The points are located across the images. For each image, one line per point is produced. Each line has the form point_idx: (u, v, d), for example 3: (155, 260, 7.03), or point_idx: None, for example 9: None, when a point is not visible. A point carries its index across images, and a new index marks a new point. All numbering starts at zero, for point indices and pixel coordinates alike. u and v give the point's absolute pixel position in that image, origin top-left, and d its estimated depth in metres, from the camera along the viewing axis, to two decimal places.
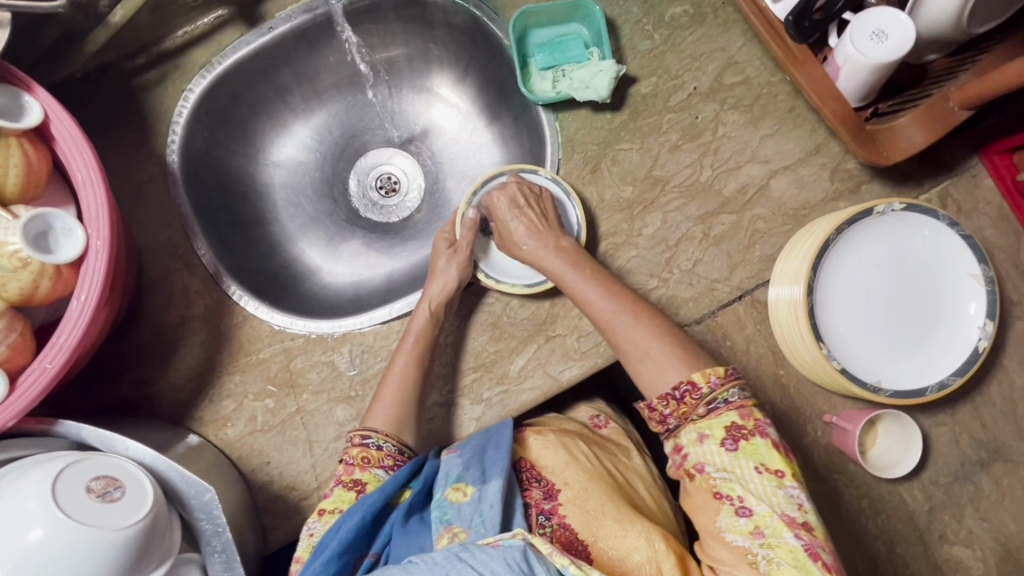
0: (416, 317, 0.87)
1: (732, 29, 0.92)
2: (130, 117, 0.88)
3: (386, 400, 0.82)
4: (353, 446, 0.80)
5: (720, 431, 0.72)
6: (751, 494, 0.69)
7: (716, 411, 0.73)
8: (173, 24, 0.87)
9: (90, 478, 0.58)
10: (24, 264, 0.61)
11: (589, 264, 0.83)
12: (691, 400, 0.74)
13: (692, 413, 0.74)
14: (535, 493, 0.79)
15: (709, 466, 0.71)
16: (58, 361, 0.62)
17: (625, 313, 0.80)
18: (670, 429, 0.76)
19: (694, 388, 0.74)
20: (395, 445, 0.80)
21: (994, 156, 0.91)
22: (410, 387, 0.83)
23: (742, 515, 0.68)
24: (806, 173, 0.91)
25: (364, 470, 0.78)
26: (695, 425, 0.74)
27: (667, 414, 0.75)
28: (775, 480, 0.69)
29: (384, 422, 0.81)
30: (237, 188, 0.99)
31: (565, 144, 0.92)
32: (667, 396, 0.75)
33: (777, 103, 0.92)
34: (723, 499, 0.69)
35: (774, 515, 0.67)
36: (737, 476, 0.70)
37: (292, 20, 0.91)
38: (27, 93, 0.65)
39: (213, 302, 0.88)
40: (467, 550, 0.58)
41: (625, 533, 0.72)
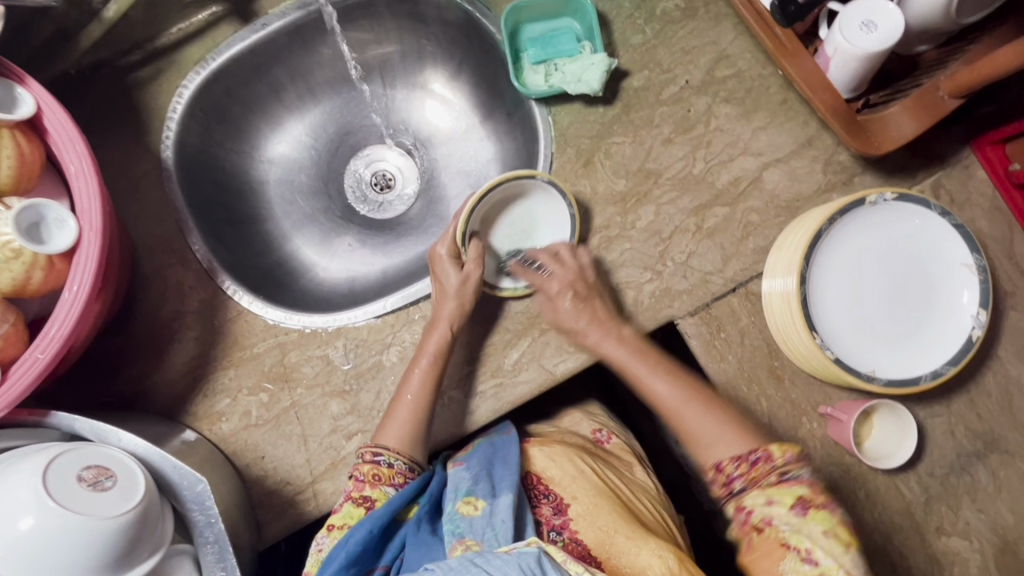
0: (432, 334, 0.85)
1: (723, 23, 0.93)
2: (125, 113, 0.88)
3: (399, 419, 0.81)
4: (364, 463, 0.79)
5: (790, 495, 0.71)
6: (820, 547, 0.68)
7: (788, 482, 0.73)
8: (167, 20, 0.88)
9: (81, 468, 0.58)
10: (16, 254, 0.61)
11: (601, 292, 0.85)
12: (764, 467, 0.74)
13: (761, 480, 0.74)
14: (544, 510, 0.80)
15: (776, 521, 0.70)
16: (49, 351, 0.62)
17: (692, 402, 0.80)
18: (734, 492, 0.76)
19: (769, 456, 0.74)
20: (406, 463, 0.80)
21: (986, 147, 0.91)
22: (425, 396, 0.83)
23: (807, 563, 0.67)
24: (799, 165, 0.91)
25: (374, 486, 0.78)
26: (763, 491, 0.73)
27: (734, 476, 0.75)
28: (843, 546, 0.68)
29: (397, 438, 0.80)
30: (232, 185, 0.99)
31: (558, 138, 0.92)
32: (738, 458, 0.76)
33: (769, 95, 0.92)
34: (790, 548, 0.68)
35: (839, 569, 0.66)
36: (805, 532, 0.69)
37: (286, 16, 0.91)
38: (19, 84, 0.65)
39: (207, 298, 0.88)
40: (482, 556, 0.60)
41: (638, 550, 0.72)
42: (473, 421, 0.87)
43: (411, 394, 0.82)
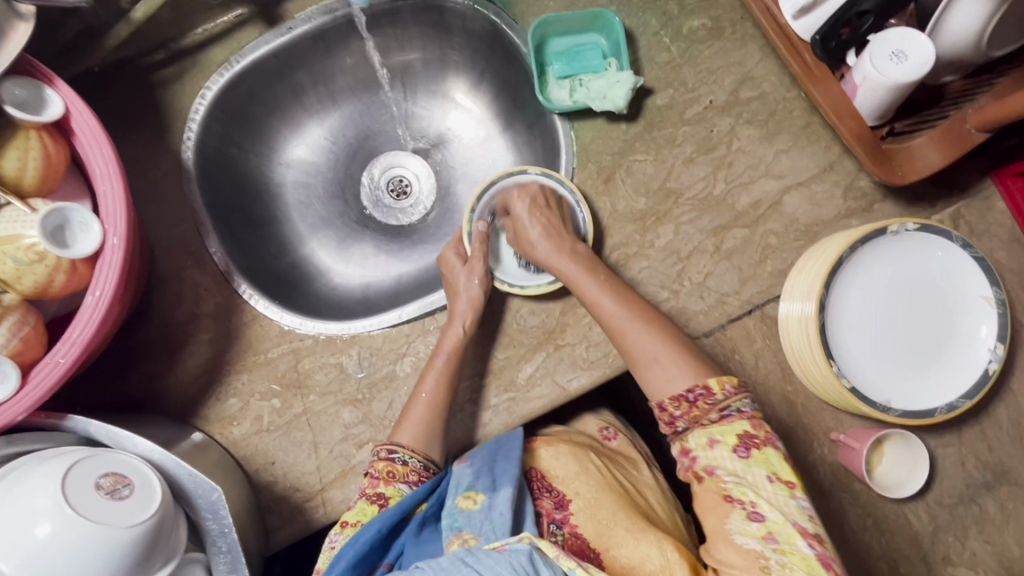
0: (447, 335, 0.85)
1: (750, 44, 0.93)
2: (148, 113, 0.88)
3: (415, 419, 0.81)
4: (380, 460, 0.80)
5: (733, 435, 0.73)
6: (763, 500, 0.70)
7: (728, 418, 0.75)
8: (193, 21, 0.87)
9: (100, 475, 0.57)
10: (40, 258, 0.61)
11: (602, 271, 0.84)
12: (704, 404, 0.76)
13: (703, 418, 0.76)
14: (546, 503, 0.80)
15: (720, 469, 0.73)
16: (70, 356, 0.62)
17: (635, 319, 0.80)
18: (678, 431, 0.78)
19: (708, 393, 0.75)
20: (421, 461, 0.80)
21: (1006, 178, 0.91)
22: (441, 392, 0.82)
23: (754, 520, 0.69)
24: (820, 190, 0.91)
25: (389, 484, 0.78)
26: (705, 429, 0.75)
27: (677, 416, 0.77)
28: (786, 489, 0.71)
29: (410, 437, 0.80)
30: (250, 186, 0.99)
31: (579, 153, 0.92)
32: (678, 397, 0.76)
33: (792, 119, 0.92)
34: (734, 502, 0.70)
35: (785, 522, 0.68)
36: (749, 481, 0.71)
37: (312, 20, 0.91)
38: (48, 86, 0.64)
39: (223, 301, 0.88)
40: (473, 555, 0.61)
41: (637, 542, 0.73)
42: (484, 434, 0.88)
43: (429, 403, 0.82)
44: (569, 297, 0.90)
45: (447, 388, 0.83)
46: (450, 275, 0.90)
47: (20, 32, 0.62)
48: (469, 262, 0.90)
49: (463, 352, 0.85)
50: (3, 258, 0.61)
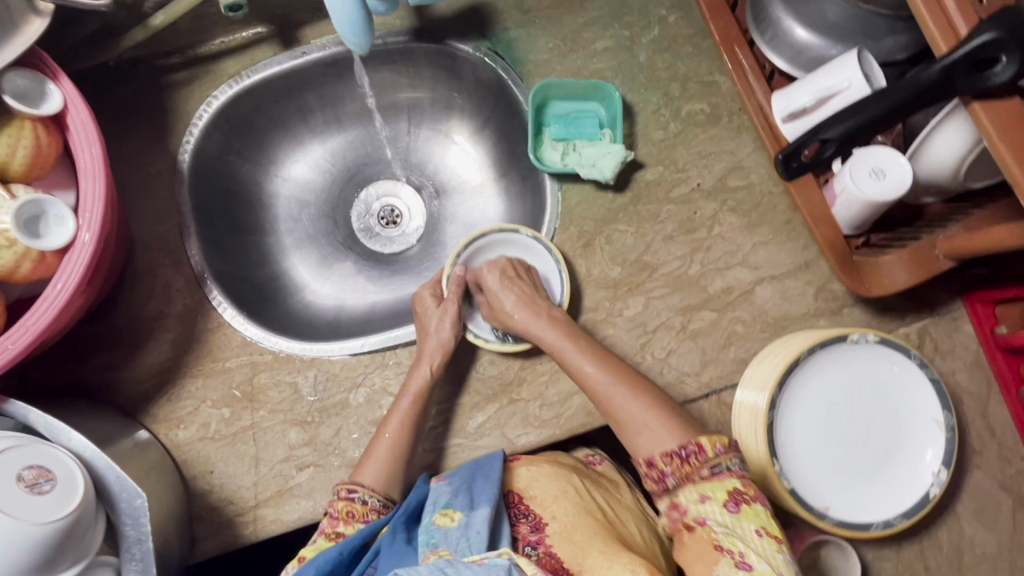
0: (413, 376, 0.86)
1: (744, 135, 0.95)
2: (153, 111, 0.90)
3: (377, 460, 0.81)
4: (339, 500, 0.79)
5: (723, 491, 0.71)
6: (752, 550, 0.67)
7: (720, 475, 0.73)
8: (212, 32, 0.90)
9: (24, 467, 0.58)
10: (10, 243, 0.62)
11: (580, 337, 0.85)
12: (696, 461, 0.73)
13: (694, 475, 0.73)
14: (522, 528, 0.76)
15: (710, 521, 0.70)
16: (20, 343, 0.63)
17: (620, 384, 0.80)
18: (668, 487, 0.75)
19: (701, 450, 0.73)
20: (381, 500, 0.80)
21: (976, 303, 0.92)
22: (400, 436, 0.82)
23: (742, 568, 0.66)
24: (791, 286, 0.93)
25: (348, 524, 0.78)
26: (696, 486, 0.73)
27: (667, 472, 0.74)
28: (775, 544, 0.68)
29: (372, 476, 0.80)
30: (243, 194, 1.01)
31: (563, 215, 0.93)
32: (670, 453, 0.75)
33: (775, 213, 0.94)
34: (723, 551, 0.68)
35: (772, 573, 0.65)
36: (738, 534, 0.69)
37: (327, 49, 0.93)
38: (52, 80, 0.66)
39: (192, 303, 0.89)
40: (453, 566, 0.58)
41: (610, 563, 0.69)
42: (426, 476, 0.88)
43: (384, 439, 0.82)
44: (532, 353, 0.91)
45: (400, 426, 0.83)
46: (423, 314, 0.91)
47: (34, 27, 0.65)
48: (443, 303, 0.91)
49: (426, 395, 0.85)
50: None
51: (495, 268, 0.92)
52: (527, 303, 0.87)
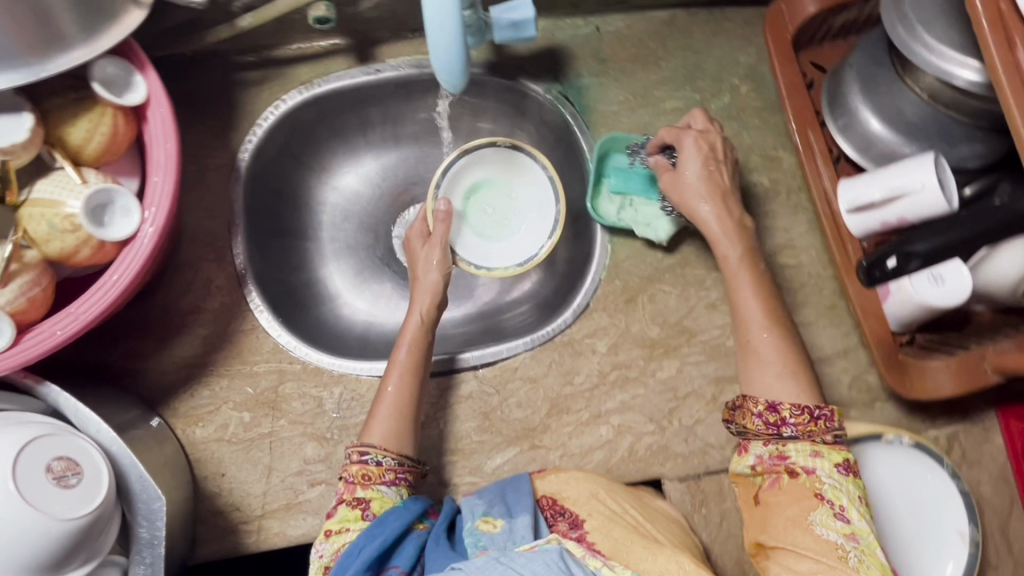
0: (406, 326, 0.84)
1: (800, 214, 0.95)
2: (221, 107, 0.91)
3: (383, 416, 0.78)
4: (352, 464, 0.75)
5: (840, 454, 0.71)
6: (854, 507, 0.69)
7: (837, 443, 0.73)
8: (291, 38, 0.91)
9: (53, 457, 0.57)
10: (74, 229, 0.62)
11: (759, 268, 0.81)
12: (824, 424, 0.72)
13: (816, 435, 0.72)
14: (560, 526, 0.77)
15: (818, 471, 0.70)
16: (69, 330, 0.62)
17: (770, 329, 0.77)
18: (778, 434, 0.73)
19: (832, 414, 0.73)
20: (395, 459, 0.76)
21: (1009, 417, 0.91)
22: (408, 394, 0.80)
23: (839, 518, 0.68)
24: (828, 372, 0.92)
25: (365, 488, 0.74)
26: (814, 443, 0.72)
27: (789, 421, 0.72)
28: (866, 507, 0.71)
29: (382, 436, 0.77)
30: (292, 198, 1.01)
31: (610, 267, 0.93)
32: (803, 406, 0.72)
33: (820, 296, 0.93)
34: (824, 500, 0.69)
35: (871, 532, 0.68)
36: (844, 489, 0.70)
37: (400, 70, 0.94)
38: (139, 71, 0.66)
39: (230, 302, 0.88)
40: (506, 555, 0.63)
41: (654, 557, 0.71)
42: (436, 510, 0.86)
43: (389, 395, 0.79)
44: (559, 400, 0.90)
45: (406, 381, 0.80)
46: (411, 246, 0.92)
47: (132, 18, 0.63)
48: (432, 241, 0.91)
49: (425, 344, 0.83)
50: (38, 219, 0.62)
51: (702, 138, 0.84)
52: (714, 187, 0.83)
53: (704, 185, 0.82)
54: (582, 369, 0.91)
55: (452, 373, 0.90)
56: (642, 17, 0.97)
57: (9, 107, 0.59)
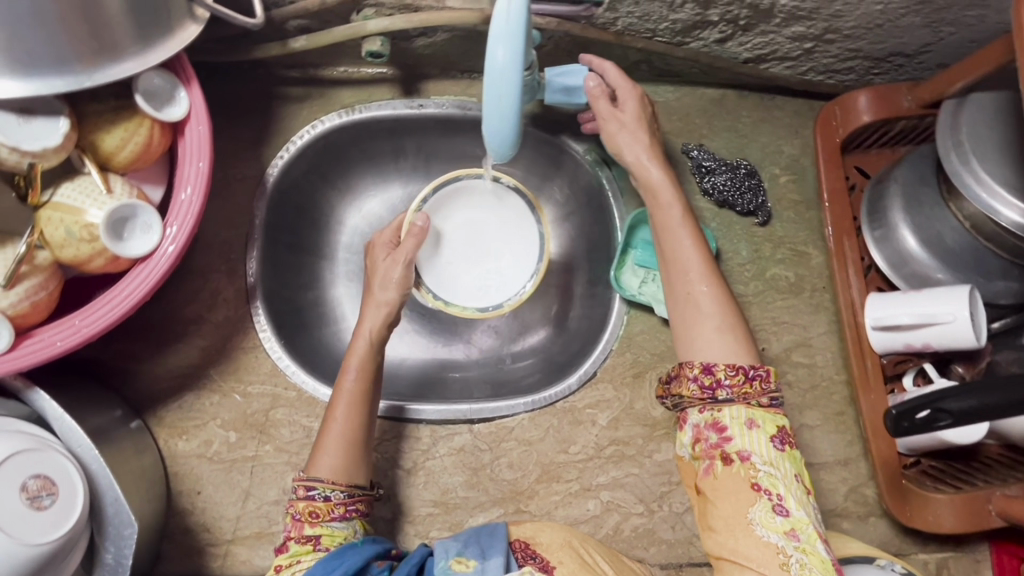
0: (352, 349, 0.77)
1: (821, 314, 0.94)
2: (259, 120, 0.90)
3: (331, 447, 0.72)
4: (297, 500, 0.69)
5: (774, 424, 0.65)
6: (792, 495, 0.63)
7: (772, 409, 0.67)
8: (339, 61, 0.90)
9: (30, 475, 0.56)
10: (92, 239, 0.60)
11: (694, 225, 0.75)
12: (759, 385, 0.67)
13: (751, 397, 0.66)
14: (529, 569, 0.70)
15: (754, 456, 0.64)
16: (68, 343, 0.60)
17: (708, 281, 0.71)
18: (712, 399, 0.67)
19: (767, 376, 0.67)
20: (345, 492, 0.70)
21: (1003, 554, 0.89)
22: (357, 422, 0.74)
23: (778, 514, 0.63)
24: (826, 479, 0.90)
25: (314, 525, 0.69)
26: (749, 409, 0.66)
27: (723, 383, 0.66)
28: (805, 492, 0.65)
29: (330, 468, 0.71)
30: (313, 216, 0.98)
31: (623, 338, 0.92)
32: (736, 366, 0.67)
33: (829, 400, 0.92)
34: (762, 491, 0.63)
35: (809, 523, 0.62)
36: (780, 473, 0.64)
37: (443, 108, 0.92)
38: (183, 86, 0.64)
39: (234, 316, 0.87)
40: None
41: None
42: None
43: (337, 426, 0.73)
44: (551, 467, 0.88)
45: (357, 409, 0.74)
46: (375, 252, 0.83)
47: (188, 32, 0.63)
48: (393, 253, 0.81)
49: (374, 366, 0.76)
50: (57, 224, 0.60)
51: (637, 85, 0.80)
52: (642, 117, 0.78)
53: (636, 122, 0.78)
54: (579, 439, 0.89)
55: (404, 421, 0.88)
56: (693, 92, 0.96)
57: (47, 109, 0.58)
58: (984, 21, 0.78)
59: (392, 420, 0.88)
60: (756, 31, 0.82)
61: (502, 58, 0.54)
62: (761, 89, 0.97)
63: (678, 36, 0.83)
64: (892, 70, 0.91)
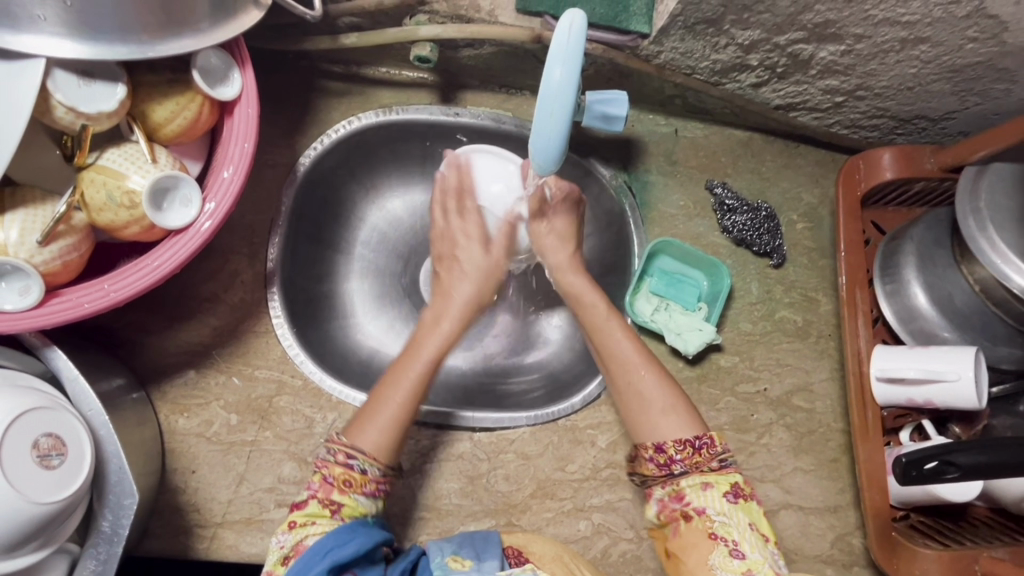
0: (426, 339, 0.80)
1: (824, 361, 0.95)
2: (298, 111, 0.92)
3: (380, 421, 0.72)
4: (335, 464, 0.69)
5: (726, 481, 0.69)
6: (746, 540, 0.66)
7: (724, 469, 0.70)
8: (382, 61, 0.92)
9: (42, 433, 0.56)
10: (131, 206, 0.61)
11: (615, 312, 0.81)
12: (707, 453, 0.70)
13: (702, 465, 0.70)
14: None
15: (709, 508, 0.68)
16: (95, 307, 0.60)
17: (647, 367, 0.76)
18: (672, 474, 0.71)
19: (712, 443, 0.71)
20: (381, 470, 0.70)
21: None
22: (411, 404, 0.74)
23: (735, 557, 0.66)
24: (816, 525, 0.90)
25: (343, 493, 0.68)
26: (701, 476, 0.70)
27: (675, 460, 0.70)
28: (761, 539, 0.67)
29: (372, 443, 0.70)
30: (336, 210, 0.99)
31: None
32: (684, 441, 0.71)
33: (825, 446, 0.93)
34: (717, 538, 0.66)
35: (764, 564, 0.65)
36: (734, 520, 0.67)
37: (478, 118, 0.94)
38: (238, 68, 0.65)
39: (250, 300, 0.87)
40: None
41: None
42: None
43: (393, 402, 0.73)
44: (547, 483, 0.88)
45: (416, 394, 0.75)
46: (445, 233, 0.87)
47: (249, 17, 0.64)
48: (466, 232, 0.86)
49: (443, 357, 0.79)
50: (98, 187, 0.60)
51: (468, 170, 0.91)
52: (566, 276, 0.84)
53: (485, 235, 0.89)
54: (577, 458, 0.90)
55: None
56: (722, 131, 0.99)
57: (106, 74, 0.59)
58: (1010, 96, 0.81)
59: None
60: (791, 80, 0.85)
61: (557, 78, 0.56)
62: (786, 135, 0.99)
63: (716, 76, 0.86)
64: (916, 131, 0.94)
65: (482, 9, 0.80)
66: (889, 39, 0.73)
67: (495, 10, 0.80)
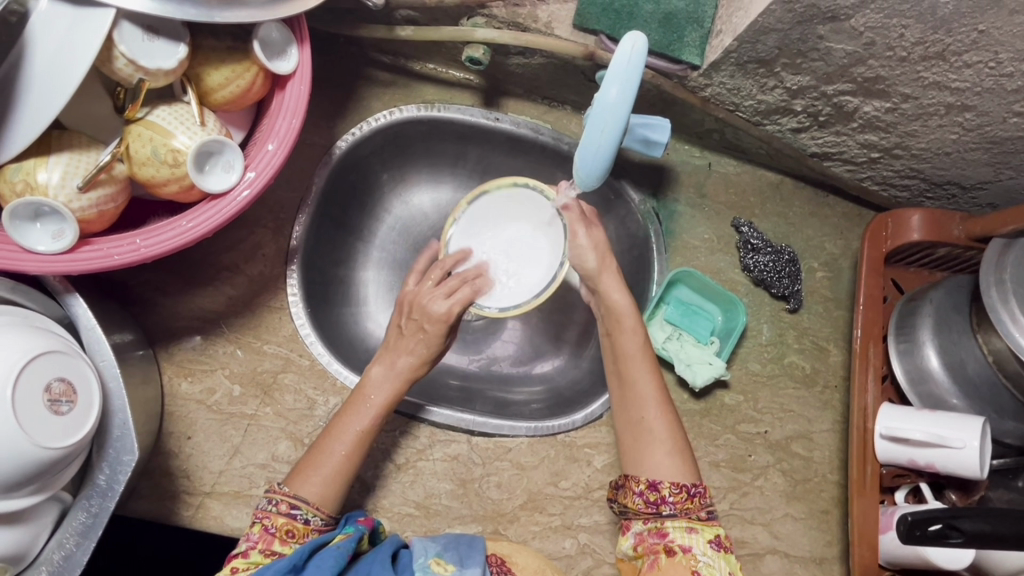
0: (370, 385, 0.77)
1: (827, 411, 0.95)
2: (342, 96, 0.93)
3: (323, 470, 0.72)
4: (278, 514, 0.68)
5: (712, 530, 0.69)
6: None
7: (711, 520, 0.71)
8: (430, 58, 0.93)
9: (55, 378, 0.56)
10: (174, 164, 0.61)
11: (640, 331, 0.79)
12: (699, 501, 0.71)
13: (693, 511, 0.70)
14: None
15: (694, 549, 0.68)
16: (125, 259, 0.60)
17: (656, 403, 0.75)
18: (660, 512, 0.70)
19: (705, 492, 0.71)
20: (325, 519, 0.70)
21: None
22: (356, 454, 0.74)
23: None
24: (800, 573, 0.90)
25: (284, 543, 0.67)
26: (689, 520, 0.70)
27: (667, 500, 0.70)
28: None
29: (315, 492, 0.70)
30: (364, 197, 0.99)
31: None
32: (681, 484, 0.71)
33: (818, 496, 0.93)
34: None
35: None
36: (717, 566, 0.67)
37: (518, 126, 0.94)
38: (296, 44, 0.66)
39: (268, 274, 0.87)
40: None
41: None
42: None
43: (338, 451, 0.73)
44: (537, 496, 0.88)
45: (360, 446, 0.74)
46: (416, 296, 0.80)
47: None
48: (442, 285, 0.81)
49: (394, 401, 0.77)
50: (145, 142, 0.61)
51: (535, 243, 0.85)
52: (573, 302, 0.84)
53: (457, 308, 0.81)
54: (571, 475, 0.89)
55: (410, 417, 0.88)
56: (754, 171, 0.99)
57: (171, 33, 0.60)
58: None
59: (403, 415, 0.88)
60: (832, 130, 0.86)
61: (613, 98, 0.57)
62: (817, 184, 1.00)
63: (757, 117, 0.87)
64: (945, 197, 0.95)
65: (539, 20, 0.81)
66: (935, 103, 0.74)
67: (552, 22, 0.81)
